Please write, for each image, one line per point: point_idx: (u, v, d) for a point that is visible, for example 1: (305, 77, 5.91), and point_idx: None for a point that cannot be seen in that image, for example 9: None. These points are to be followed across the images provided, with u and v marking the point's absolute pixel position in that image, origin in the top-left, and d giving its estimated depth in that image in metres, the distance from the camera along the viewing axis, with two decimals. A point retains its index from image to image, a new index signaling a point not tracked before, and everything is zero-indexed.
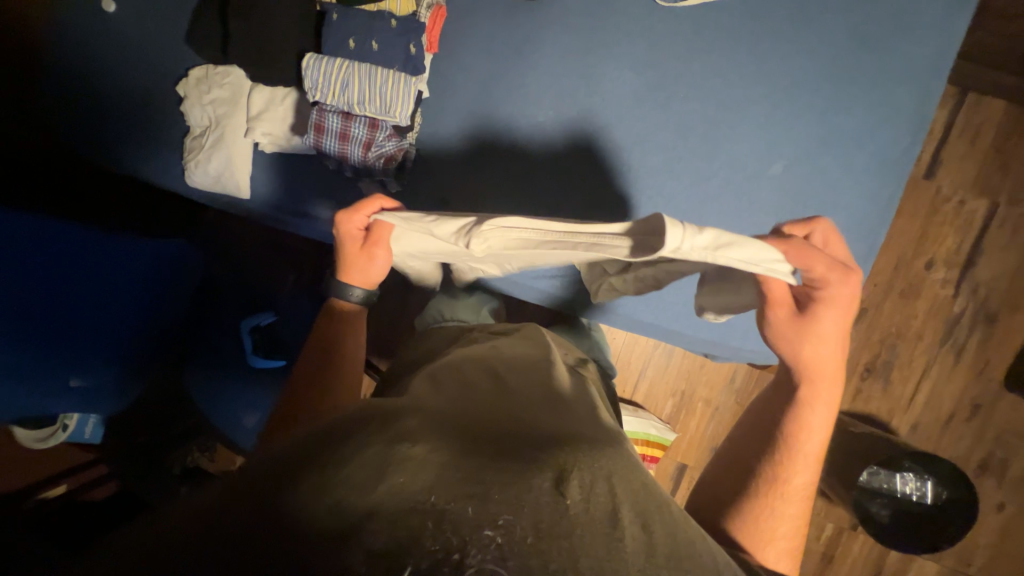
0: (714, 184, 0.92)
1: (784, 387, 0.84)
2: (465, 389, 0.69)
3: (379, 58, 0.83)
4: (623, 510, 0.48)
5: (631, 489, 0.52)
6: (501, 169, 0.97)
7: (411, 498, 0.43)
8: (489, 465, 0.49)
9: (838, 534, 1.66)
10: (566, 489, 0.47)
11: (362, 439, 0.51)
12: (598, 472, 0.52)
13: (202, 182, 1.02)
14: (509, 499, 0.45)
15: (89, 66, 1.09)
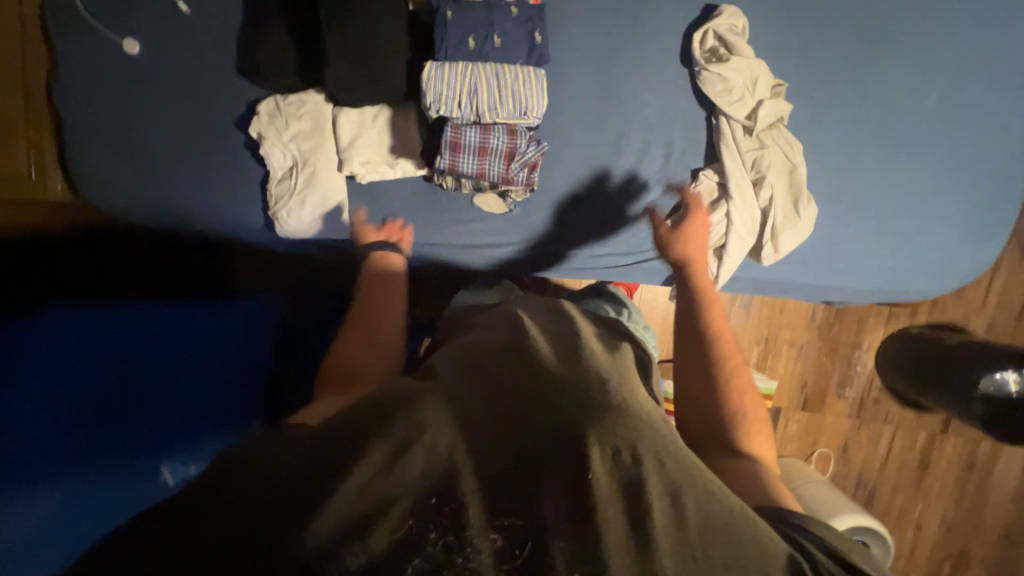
0: (868, 125, 0.83)
1: (699, 351, 0.71)
2: (496, 342, 0.61)
3: (504, 55, 0.73)
4: (666, 489, 0.41)
5: (683, 457, 0.45)
6: (639, 153, 0.86)
7: (395, 493, 0.39)
8: (484, 446, 0.44)
9: (931, 440, 1.74)
10: (617, 463, 0.41)
11: (407, 408, 0.45)
12: (669, 452, 0.45)
13: (297, 230, 0.89)
14: (523, 488, 0.41)
15: (111, 118, 0.91)
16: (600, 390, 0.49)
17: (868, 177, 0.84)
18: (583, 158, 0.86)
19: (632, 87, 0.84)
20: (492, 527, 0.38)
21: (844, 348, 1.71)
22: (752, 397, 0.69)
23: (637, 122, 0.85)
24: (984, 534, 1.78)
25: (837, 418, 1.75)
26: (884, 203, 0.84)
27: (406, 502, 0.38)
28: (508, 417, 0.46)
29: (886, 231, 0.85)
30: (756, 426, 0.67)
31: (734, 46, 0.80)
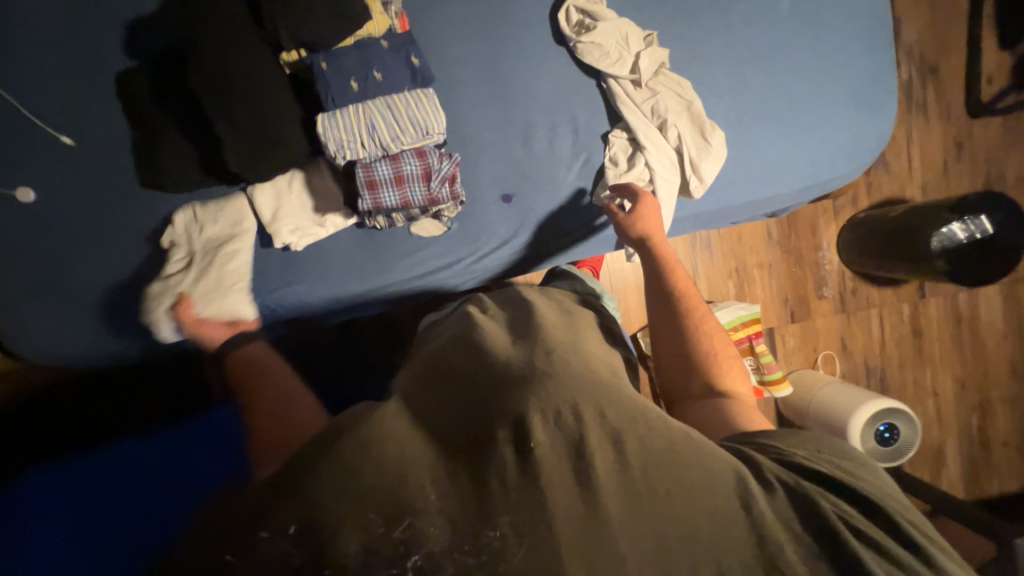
0: (742, 47, 0.88)
1: (675, 315, 0.80)
2: (450, 351, 0.65)
3: (390, 86, 0.76)
4: (597, 444, 0.49)
5: (620, 414, 0.53)
6: (548, 136, 0.89)
7: (378, 494, 0.43)
8: (447, 440, 0.50)
9: (915, 309, 1.82)
10: (559, 426, 0.50)
11: (365, 432, 0.49)
12: (597, 411, 0.52)
13: (171, 332, 0.82)
14: (476, 469, 0.46)
15: (25, 274, 0.88)
16: (533, 375, 0.56)
17: (758, 89, 0.89)
18: (498, 157, 0.89)
19: (520, 78, 0.87)
20: (461, 519, 0.43)
21: (808, 253, 1.78)
22: (725, 345, 0.80)
23: (536, 108, 0.88)
24: (994, 378, 1.85)
25: (825, 318, 1.81)
26: (780, 107, 0.89)
27: (380, 513, 0.42)
28: (457, 422, 0.52)
29: (791, 131, 0.89)
30: (729, 369, 0.78)
31: (595, 13, 0.85)
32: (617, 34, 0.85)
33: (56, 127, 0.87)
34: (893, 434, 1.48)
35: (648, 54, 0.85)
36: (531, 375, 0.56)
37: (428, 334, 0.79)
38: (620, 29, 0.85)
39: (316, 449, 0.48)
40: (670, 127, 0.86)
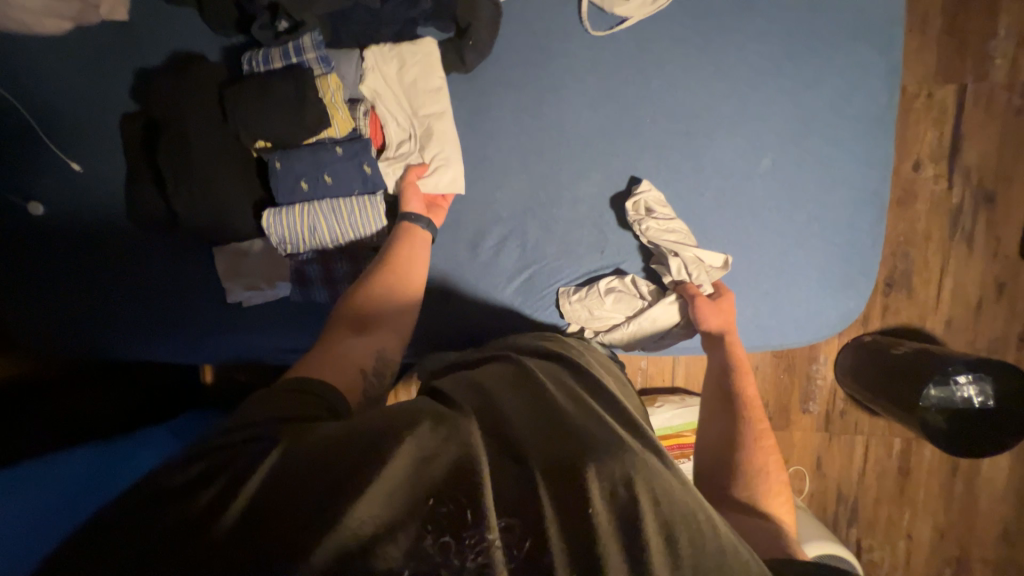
0: (708, 198, 0.85)
1: (728, 415, 0.78)
2: (485, 377, 0.65)
3: (338, 189, 0.79)
4: (644, 512, 0.45)
5: (656, 473, 0.49)
6: (495, 246, 0.90)
7: (403, 490, 0.43)
8: (507, 455, 0.48)
9: (907, 446, 1.69)
10: (614, 482, 0.47)
11: (414, 431, 0.48)
12: (648, 490, 0.47)
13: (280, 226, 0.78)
14: (518, 492, 0.45)
15: (24, 271, 1.00)
16: (585, 424, 0.54)
17: (717, 242, 0.85)
18: (442, 256, 0.91)
19: (477, 187, 0.89)
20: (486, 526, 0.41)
21: (800, 363, 1.69)
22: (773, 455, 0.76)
23: (489, 217, 0.89)
24: (980, 537, 1.70)
25: (804, 433, 1.72)
26: (738, 263, 0.85)
27: (410, 508, 0.42)
28: (526, 441, 0.50)
29: (741, 290, 0.86)
30: (775, 491, 0.73)
31: (666, 217, 0.83)
32: (676, 256, 0.83)
33: (66, 152, 0.97)
34: None
35: (697, 266, 0.84)
36: (583, 421, 0.54)
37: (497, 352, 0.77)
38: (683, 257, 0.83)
39: (375, 431, 0.48)
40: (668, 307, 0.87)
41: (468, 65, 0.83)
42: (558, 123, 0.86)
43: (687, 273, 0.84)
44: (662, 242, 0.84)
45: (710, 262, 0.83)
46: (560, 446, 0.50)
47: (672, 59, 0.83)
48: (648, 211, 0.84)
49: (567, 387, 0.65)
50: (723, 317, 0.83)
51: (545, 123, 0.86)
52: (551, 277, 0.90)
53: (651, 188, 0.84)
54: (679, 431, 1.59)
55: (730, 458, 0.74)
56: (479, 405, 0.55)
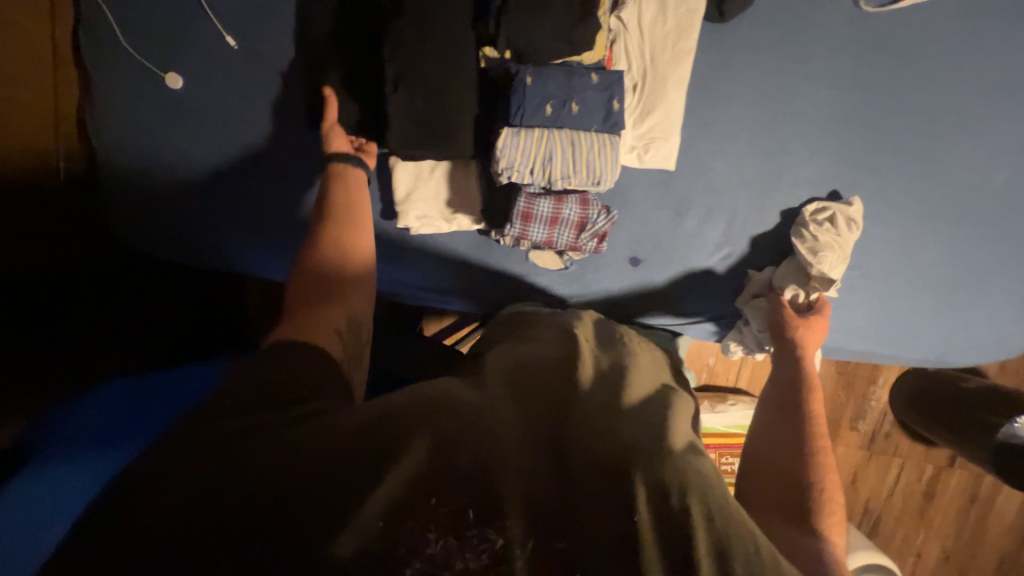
0: (930, 205, 0.82)
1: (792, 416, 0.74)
2: (539, 354, 0.64)
3: (581, 122, 0.71)
4: (694, 532, 0.42)
5: (698, 481, 0.47)
6: (702, 217, 0.84)
7: (434, 478, 0.43)
8: (545, 450, 0.48)
9: (937, 473, 1.80)
10: (659, 489, 0.45)
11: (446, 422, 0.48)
12: (703, 503, 0.45)
13: (512, 153, 0.70)
14: (559, 488, 0.45)
15: (151, 154, 0.87)
16: (623, 420, 0.53)
17: (928, 251, 0.84)
18: (643, 218, 0.85)
19: (697, 151, 0.82)
20: (502, 529, 0.41)
21: (859, 382, 1.74)
22: (834, 468, 0.70)
23: (702, 186, 0.83)
24: (980, 563, 1.84)
25: (847, 448, 1.79)
26: (944, 277, 0.84)
27: (415, 504, 0.42)
28: (574, 435, 0.50)
29: (939, 304, 0.86)
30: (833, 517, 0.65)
31: (837, 231, 0.80)
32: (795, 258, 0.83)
33: (221, 23, 0.83)
34: None
35: (803, 268, 0.82)
36: (620, 416, 0.53)
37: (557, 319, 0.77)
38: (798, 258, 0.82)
39: (401, 415, 0.48)
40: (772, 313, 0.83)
41: (726, 17, 0.76)
42: (797, 100, 0.81)
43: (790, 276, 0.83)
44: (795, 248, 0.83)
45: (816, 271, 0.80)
46: (600, 448, 0.48)
47: (933, 52, 0.78)
48: (829, 222, 0.81)
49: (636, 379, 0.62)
50: (801, 330, 0.81)
51: (784, 98, 0.81)
52: (749, 260, 0.87)
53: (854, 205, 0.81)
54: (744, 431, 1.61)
55: (791, 465, 0.68)
56: (525, 397, 0.55)
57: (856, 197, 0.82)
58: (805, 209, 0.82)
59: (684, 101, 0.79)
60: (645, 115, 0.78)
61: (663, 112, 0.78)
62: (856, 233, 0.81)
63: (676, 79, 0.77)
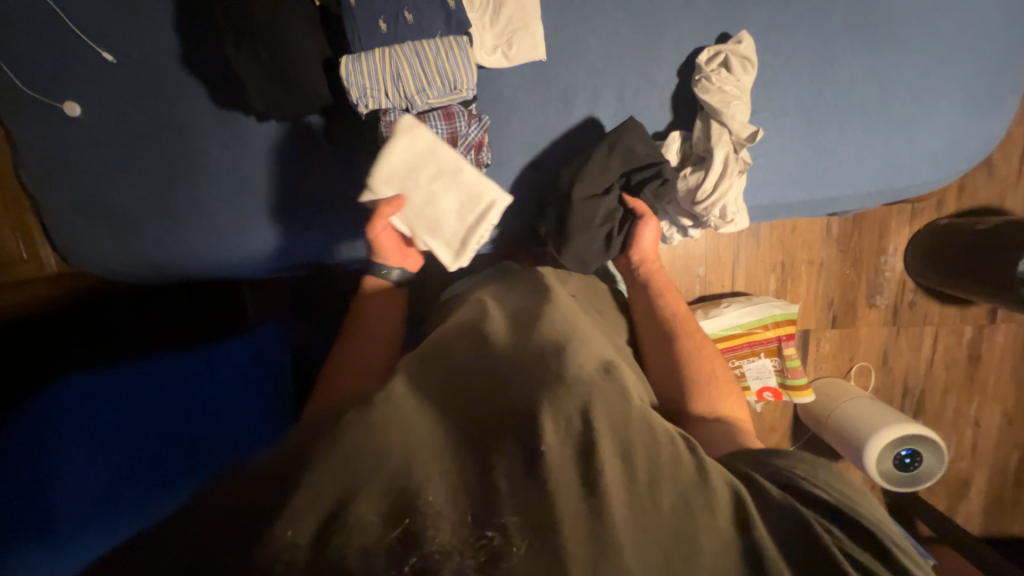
0: (834, 17, 0.74)
1: (669, 358, 0.72)
2: (452, 330, 0.60)
3: (421, 31, 0.70)
4: (607, 451, 0.42)
5: (614, 414, 0.46)
6: (587, 99, 0.81)
7: (369, 473, 0.39)
8: (471, 422, 0.45)
9: (979, 333, 1.65)
10: (574, 423, 0.44)
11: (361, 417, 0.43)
12: (607, 416, 0.45)
13: (360, 80, 0.69)
14: (492, 453, 0.42)
15: (59, 183, 0.90)
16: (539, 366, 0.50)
17: (846, 69, 0.75)
18: (528, 121, 0.82)
19: (567, 31, 0.78)
20: (431, 515, 0.37)
21: (869, 257, 1.61)
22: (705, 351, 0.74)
23: (581, 69, 0.79)
24: None
25: (871, 328, 1.66)
26: (870, 93, 0.76)
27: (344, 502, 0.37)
28: (503, 400, 0.46)
29: (872, 126, 0.78)
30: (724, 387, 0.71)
31: (733, 74, 0.73)
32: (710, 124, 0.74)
33: (89, 38, 0.85)
34: (915, 461, 1.39)
35: (721, 133, 0.73)
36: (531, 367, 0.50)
37: (476, 295, 0.72)
38: (712, 125, 0.74)
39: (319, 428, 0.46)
40: (699, 187, 0.75)
41: None
42: None
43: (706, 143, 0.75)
44: (701, 101, 0.75)
45: (734, 131, 0.72)
46: (508, 403, 0.45)
47: None
48: (723, 67, 0.74)
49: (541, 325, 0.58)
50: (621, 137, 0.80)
51: None
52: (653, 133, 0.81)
53: (743, 39, 0.74)
54: (749, 328, 1.46)
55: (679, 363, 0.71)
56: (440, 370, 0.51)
57: (745, 31, 0.74)
58: (698, 59, 0.76)
59: None
60: (496, 6, 0.75)
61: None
62: (753, 72, 0.74)
63: None
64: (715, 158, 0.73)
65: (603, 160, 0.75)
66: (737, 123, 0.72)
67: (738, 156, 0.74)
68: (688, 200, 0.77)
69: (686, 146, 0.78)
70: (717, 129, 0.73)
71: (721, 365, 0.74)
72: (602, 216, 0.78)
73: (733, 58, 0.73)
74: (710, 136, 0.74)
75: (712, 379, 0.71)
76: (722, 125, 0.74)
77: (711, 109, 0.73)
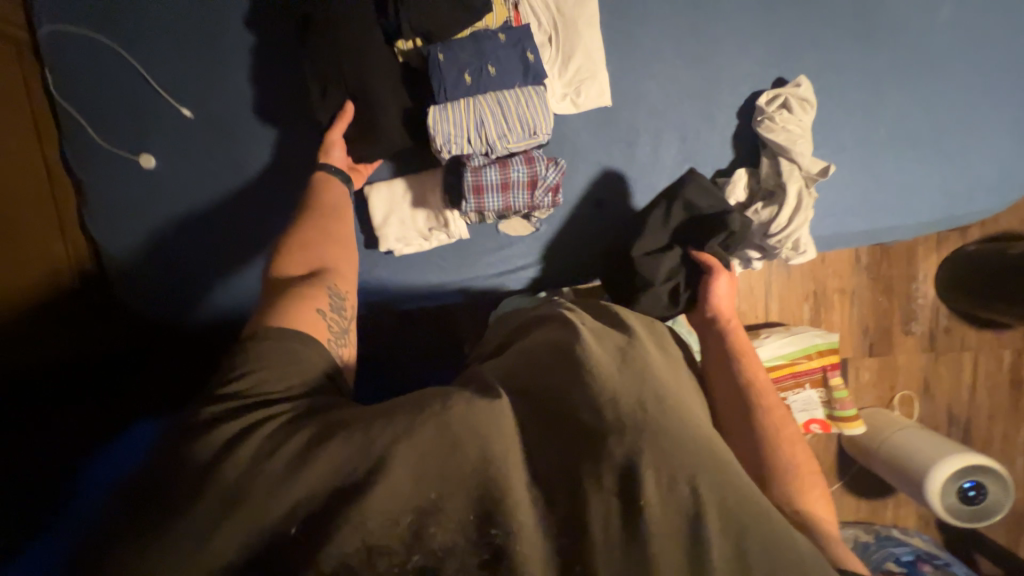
0: (884, 61, 0.79)
1: (748, 424, 0.68)
2: (542, 351, 0.57)
3: (502, 81, 0.74)
4: (709, 516, 0.43)
5: (718, 480, 0.45)
6: (650, 140, 0.84)
7: (461, 494, 0.45)
8: (562, 460, 0.46)
9: (1018, 357, 1.65)
10: (673, 483, 0.44)
11: (459, 451, 0.45)
12: (706, 481, 0.45)
13: (448, 128, 0.73)
14: (576, 502, 0.44)
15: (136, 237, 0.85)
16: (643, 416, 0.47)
17: (897, 107, 0.80)
18: (595, 162, 0.85)
19: (630, 79, 0.83)
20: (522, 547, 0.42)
21: (900, 284, 1.63)
22: (790, 431, 0.69)
23: (644, 112, 0.84)
24: None
25: (909, 355, 1.66)
26: (923, 128, 0.80)
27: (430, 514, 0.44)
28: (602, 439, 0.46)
29: (928, 159, 0.81)
30: (807, 475, 0.67)
31: (794, 114, 0.77)
32: (779, 160, 0.78)
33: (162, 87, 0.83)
34: (978, 494, 1.34)
35: (794, 168, 0.77)
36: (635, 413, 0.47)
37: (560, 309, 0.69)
38: (781, 161, 0.78)
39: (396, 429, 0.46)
40: (776, 219, 0.77)
41: None
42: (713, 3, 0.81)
43: (777, 178, 0.79)
44: (765, 140, 0.79)
45: (805, 167, 0.77)
46: (605, 451, 0.45)
47: None
48: (783, 108, 0.78)
49: (639, 364, 0.54)
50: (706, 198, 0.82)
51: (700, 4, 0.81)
52: (715, 170, 0.84)
53: (801, 83, 0.78)
54: (793, 359, 1.45)
55: (760, 439, 0.67)
56: (536, 402, 0.51)
57: (801, 75, 0.79)
58: (758, 102, 0.80)
59: (599, 37, 0.80)
60: (566, 57, 0.80)
61: (584, 50, 0.80)
62: (813, 112, 0.78)
63: (586, 18, 0.80)
64: (791, 189, 0.76)
65: (663, 218, 0.82)
66: (807, 159, 0.77)
67: (807, 191, 0.77)
68: (761, 232, 0.80)
69: (753, 181, 0.81)
70: (788, 164, 0.77)
71: (802, 448, 0.69)
72: (664, 275, 0.81)
73: (794, 100, 0.78)
74: (782, 170, 0.78)
75: (796, 467, 0.67)
76: (790, 160, 0.78)
77: (779, 147, 0.77)
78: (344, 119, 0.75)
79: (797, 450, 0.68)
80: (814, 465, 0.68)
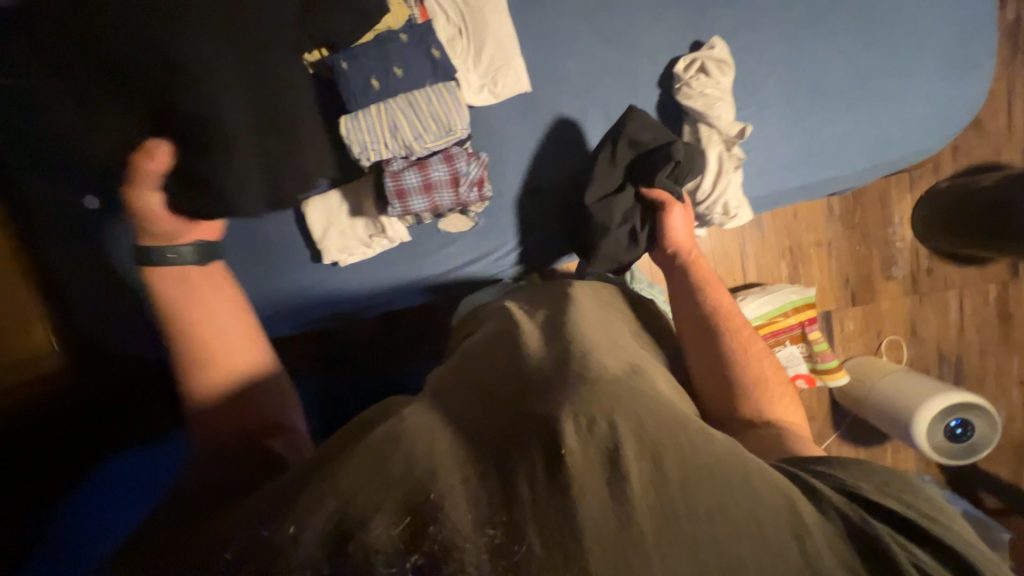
0: (800, 12, 0.77)
1: (713, 352, 0.70)
2: (477, 351, 0.59)
3: (411, 81, 0.74)
4: (633, 458, 0.40)
5: (638, 416, 0.44)
6: (575, 122, 0.84)
7: (383, 477, 0.39)
8: (487, 425, 0.45)
9: (1004, 290, 1.62)
10: (594, 429, 0.41)
11: (378, 447, 0.43)
12: (629, 418, 0.43)
13: (363, 137, 0.73)
14: (502, 458, 0.40)
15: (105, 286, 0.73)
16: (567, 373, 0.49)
17: (820, 57, 0.78)
18: (522, 150, 0.84)
19: (546, 63, 0.82)
20: (448, 515, 0.36)
21: (876, 230, 1.60)
22: (754, 350, 0.72)
23: (565, 95, 0.83)
24: None
25: (893, 301, 1.64)
26: (847, 75, 0.78)
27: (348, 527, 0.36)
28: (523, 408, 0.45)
29: (855, 105, 0.79)
30: (774, 388, 0.70)
31: (711, 78, 0.76)
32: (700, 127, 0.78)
33: None
34: (966, 431, 1.34)
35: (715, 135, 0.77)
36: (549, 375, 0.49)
37: (503, 308, 0.71)
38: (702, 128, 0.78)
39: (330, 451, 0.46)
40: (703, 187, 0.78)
41: None
42: None
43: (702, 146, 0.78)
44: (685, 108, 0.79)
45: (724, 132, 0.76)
46: (530, 410, 0.44)
47: None
48: (701, 72, 0.77)
49: (559, 335, 0.58)
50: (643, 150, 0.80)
51: None
52: None
53: (716, 45, 0.77)
54: (770, 318, 1.44)
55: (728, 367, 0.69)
56: (470, 391, 0.51)
57: (715, 37, 0.78)
58: (676, 69, 0.79)
59: (509, 24, 0.79)
60: (477, 49, 0.79)
61: (494, 40, 0.79)
62: (731, 72, 0.77)
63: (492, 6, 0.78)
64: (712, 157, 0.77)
65: (610, 158, 0.78)
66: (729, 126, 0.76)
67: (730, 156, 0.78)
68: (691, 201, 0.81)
69: None
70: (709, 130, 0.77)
71: (768, 364, 0.72)
72: (618, 221, 0.79)
73: (711, 62, 0.76)
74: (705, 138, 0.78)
75: (765, 380, 0.69)
76: (710, 126, 0.77)
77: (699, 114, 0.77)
78: (150, 172, 0.61)
79: (764, 365, 0.71)
80: (780, 375, 0.72)
